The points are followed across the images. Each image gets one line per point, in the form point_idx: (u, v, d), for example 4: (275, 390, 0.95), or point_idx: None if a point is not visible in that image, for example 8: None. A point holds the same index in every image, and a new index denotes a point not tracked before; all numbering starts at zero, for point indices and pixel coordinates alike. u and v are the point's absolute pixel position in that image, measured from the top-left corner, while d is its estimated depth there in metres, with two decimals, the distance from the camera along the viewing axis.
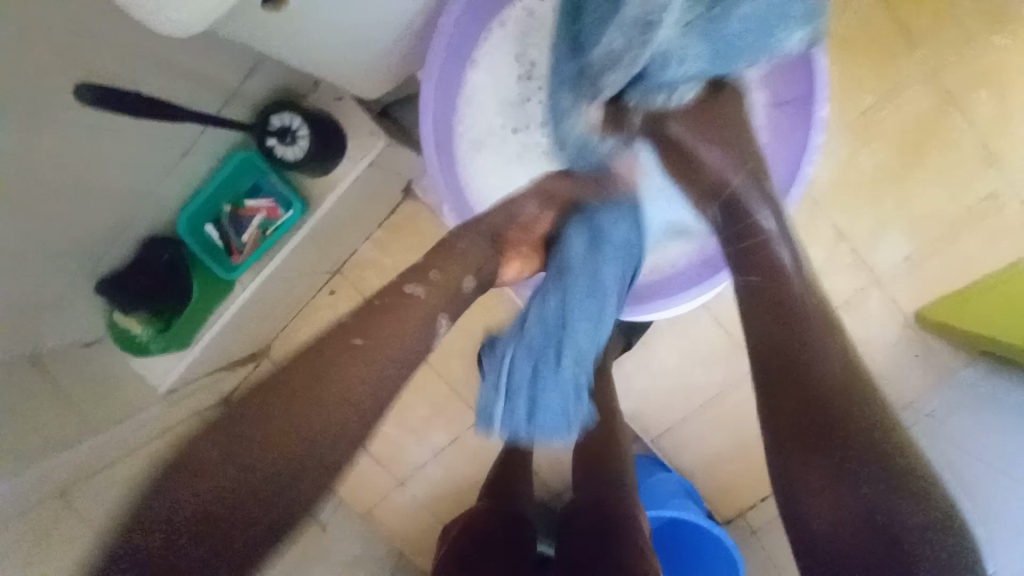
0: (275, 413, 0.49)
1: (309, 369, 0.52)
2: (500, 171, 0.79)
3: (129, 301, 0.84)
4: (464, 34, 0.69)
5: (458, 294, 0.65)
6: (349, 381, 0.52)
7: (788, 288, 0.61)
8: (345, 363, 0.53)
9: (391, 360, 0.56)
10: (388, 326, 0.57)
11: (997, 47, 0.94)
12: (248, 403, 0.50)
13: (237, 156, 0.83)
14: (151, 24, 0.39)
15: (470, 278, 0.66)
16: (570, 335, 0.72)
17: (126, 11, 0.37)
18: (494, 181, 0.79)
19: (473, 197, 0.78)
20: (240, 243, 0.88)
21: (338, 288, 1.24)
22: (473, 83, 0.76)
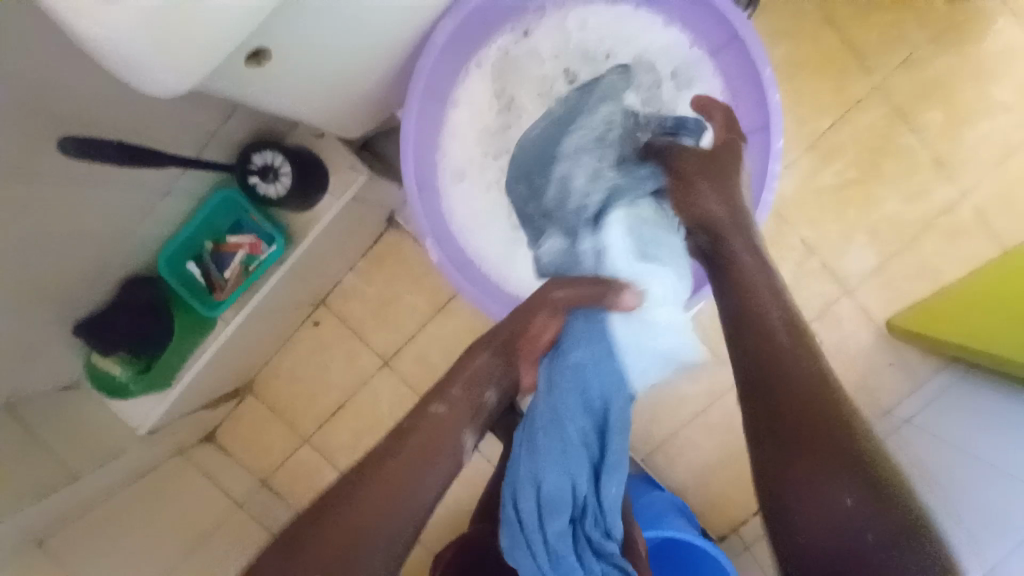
0: (317, 544, 0.52)
1: (345, 496, 0.55)
2: (483, 199, 0.80)
3: (108, 343, 0.83)
4: (445, 73, 0.72)
5: (480, 409, 0.66)
6: (381, 502, 0.55)
7: (768, 325, 0.59)
8: (377, 486, 0.56)
9: (423, 476, 0.58)
10: (413, 449, 0.60)
11: (938, 70, 1.02)
12: (294, 536, 0.53)
13: (219, 194, 0.84)
14: (142, 87, 0.40)
15: (491, 392, 0.67)
16: (575, 455, 0.65)
17: (115, 76, 0.38)
18: (476, 208, 0.80)
19: (455, 226, 0.79)
20: (222, 279, 0.88)
21: (322, 318, 1.23)
22: (452, 121, 0.78)
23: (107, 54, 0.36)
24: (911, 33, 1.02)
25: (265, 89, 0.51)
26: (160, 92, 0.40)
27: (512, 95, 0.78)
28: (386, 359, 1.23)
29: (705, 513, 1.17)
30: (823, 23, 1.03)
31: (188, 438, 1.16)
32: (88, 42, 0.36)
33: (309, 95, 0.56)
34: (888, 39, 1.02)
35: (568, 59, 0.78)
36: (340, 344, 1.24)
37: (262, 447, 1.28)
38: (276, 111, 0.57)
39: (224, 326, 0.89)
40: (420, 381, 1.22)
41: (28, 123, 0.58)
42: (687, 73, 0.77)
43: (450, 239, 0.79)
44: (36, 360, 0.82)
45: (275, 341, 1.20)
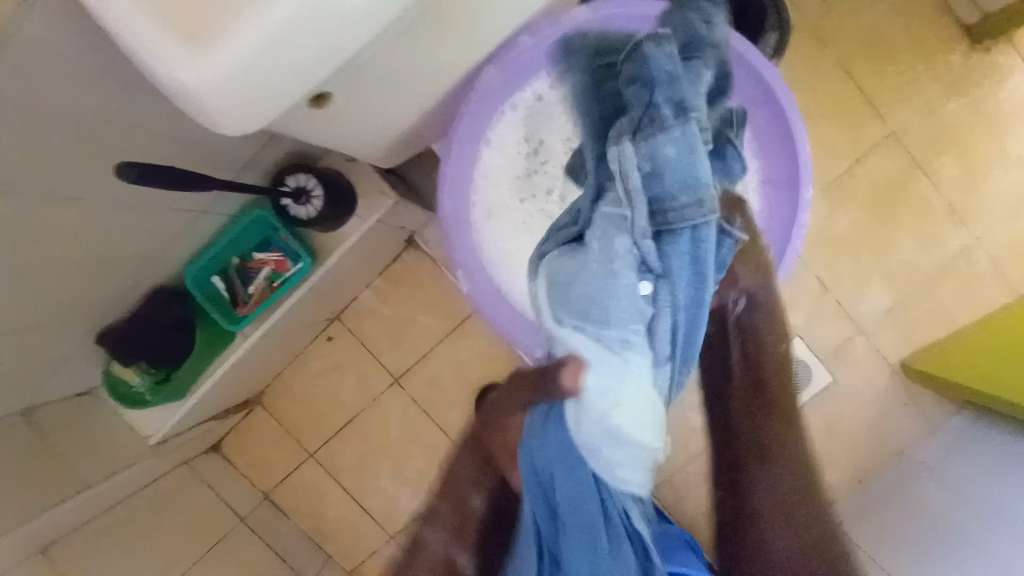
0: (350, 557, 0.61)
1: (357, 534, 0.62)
2: (515, 240, 0.78)
3: (131, 354, 0.84)
4: (479, 120, 0.73)
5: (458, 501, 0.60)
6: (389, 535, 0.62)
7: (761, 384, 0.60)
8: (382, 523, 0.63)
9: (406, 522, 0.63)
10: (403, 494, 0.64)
11: (954, 117, 1.04)
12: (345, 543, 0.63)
13: (250, 213, 0.85)
14: (220, 128, 0.41)
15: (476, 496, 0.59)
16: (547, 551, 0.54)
17: (198, 121, 0.40)
18: (506, 248, 0.78)
19: (490, 262, 0.78)
20: (246, 294, 0.89)
21: (336, 335, 1.24)
22: (487, 161, 0.78)
23: (197, 113, 0.40)
24: (927, 82, 1.04)
25: (325, 130, 0.53)
26: (237, 131, 0.41)
27: (542, 139, 0.77)
28: (398, 377, 1.23)
29: None
30: (842, 70, 1.05)
31: (195, 450, 1.16)
32: (182, 99, 0.39)
33: (364, 133, 0.58)
34: (905, 87, 1.05)
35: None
36: (352, 361, 1.24)
37: (268, 461, 1.27)
38: (333, 147, 0.60)
39: (243, 342, 0.91)
40: (431, 402, 1.22)
41: (82, 144, 0.60)
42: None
43: (479, 276, 0.79)
44: (57, 369, 0.82)
45: (288, 355, 1.20)
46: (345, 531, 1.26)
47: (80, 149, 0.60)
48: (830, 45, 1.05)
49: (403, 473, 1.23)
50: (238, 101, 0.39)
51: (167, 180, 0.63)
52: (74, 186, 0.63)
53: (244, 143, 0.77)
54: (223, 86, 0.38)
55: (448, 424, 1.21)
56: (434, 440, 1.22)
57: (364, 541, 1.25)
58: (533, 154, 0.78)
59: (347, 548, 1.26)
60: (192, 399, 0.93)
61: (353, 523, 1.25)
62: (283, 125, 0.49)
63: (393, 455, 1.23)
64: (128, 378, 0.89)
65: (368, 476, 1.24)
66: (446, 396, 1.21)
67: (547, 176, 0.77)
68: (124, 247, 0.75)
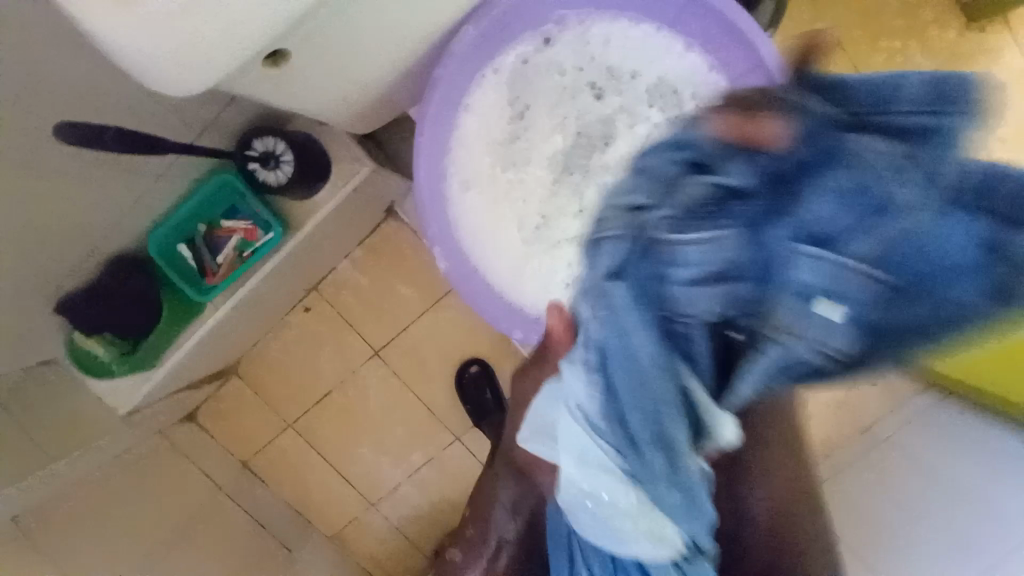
0: None
1: None
2: (492, 212, 0.76)
3: (92, 324, 0.80)
4: (455, 82, 0.68)
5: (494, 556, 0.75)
6: None
7: None
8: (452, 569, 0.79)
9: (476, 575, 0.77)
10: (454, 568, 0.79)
11: None
12: None
13: (215, 178, 0.81)
14: (159, 87, 0.38)
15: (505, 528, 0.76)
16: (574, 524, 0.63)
17: (137, 78, 0.38)
18: (481, 222, 0.76)
19: (464, 237, 0.75)
20: (214, 264, 0.85)
21: (313, 305, 1.21)
22: (466, 128, 0.73)
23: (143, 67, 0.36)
24: (918, 61, 1.02)
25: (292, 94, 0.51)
26: (177, 92, 0.39)
27: (527, 106, 0.73)
28: (376, 349, 1.22)
29: None
30: (835, 44, 1.03)
31: (169, 419, 1.15)
32: (120, 57, 0.36)
33: (333, 97, 0.56)
34: (896, 65, 1.03)
35: (594, 73, 0.73)
36: (330, 332, 1.22)
37: (245, 431, 1.26)
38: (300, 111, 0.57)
39: (213, 312, 0.88)
40: (410, 373, 1.21)
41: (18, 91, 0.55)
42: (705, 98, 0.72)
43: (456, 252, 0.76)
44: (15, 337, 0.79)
45: (265, 325, 1.17)
46: (325, 499, 1.27)
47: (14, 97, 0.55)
48: (824, 17, 1.02)
49: (383, 443, 1.24)
50: (172, 54, 0.36)
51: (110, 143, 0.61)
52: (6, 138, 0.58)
53: (205, 100, 0.72)
54: (167, 38, 0.35)
55: (428, 396, 1.22)
56: (414, 409, 1.22)
57: (344, 509, 1.27)
58: (515, 121, 0.74)
59: (326, 513, 1.27)
60: (162, 368, 0.90)
61: (333, 490, 1.26)
62: (236, 85, 0.45)
63: (373, 426, 1.23)
64: (91, 349, 0.85)
65: (349, 446, 1.25)
66: (427, 368, 1.21)
67: (530, 147, 0.75)
68: (79, 211, 0.71)
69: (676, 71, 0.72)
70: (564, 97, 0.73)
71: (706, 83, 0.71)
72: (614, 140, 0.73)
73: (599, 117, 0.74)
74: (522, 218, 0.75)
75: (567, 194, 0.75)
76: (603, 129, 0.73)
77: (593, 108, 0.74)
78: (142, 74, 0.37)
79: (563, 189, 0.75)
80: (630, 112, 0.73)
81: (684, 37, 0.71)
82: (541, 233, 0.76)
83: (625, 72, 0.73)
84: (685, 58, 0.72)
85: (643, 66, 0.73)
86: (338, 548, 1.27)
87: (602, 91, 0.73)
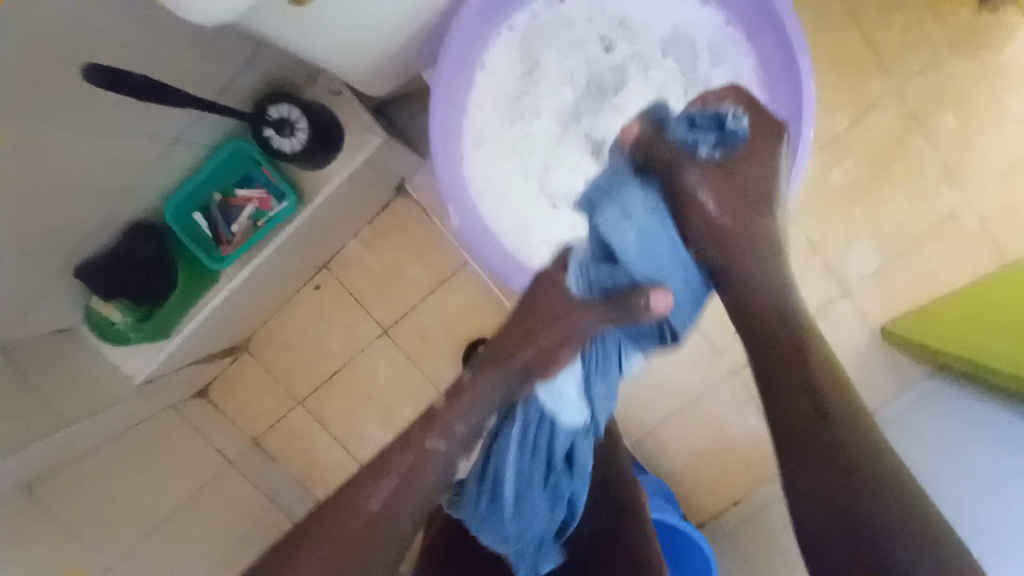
0: None
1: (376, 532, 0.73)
2: (502, 168, 0.77)
3: (110, 290, 0.82)
4: (471, 39, 0.69)
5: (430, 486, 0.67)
6: None
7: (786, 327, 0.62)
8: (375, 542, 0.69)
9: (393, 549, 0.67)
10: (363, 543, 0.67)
11: (955, 73, 1.02)
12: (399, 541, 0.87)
13: (230, 146, 0.82)
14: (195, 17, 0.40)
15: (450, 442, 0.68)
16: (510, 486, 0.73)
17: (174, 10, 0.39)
18: (493, 179, 0.76)
19: (476, 196, 0.76)
20: (228, 233, 0.86)
21: (323, 283, 1.23)
22: (478, 85, 0.74)
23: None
24: (934, 42, 1.01)
25: (305, 33, 0.51)
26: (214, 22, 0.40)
27: (539, 59, 0.74)
28: (384, 327, 1.23)
29: (689, 500, 1.20)
30: (849, 22, 1.02)
31: (182, 394, 1.16)
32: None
33: (341, 45, 0.55)
34: (911, 43, 1.02)
35: (605, 26, 0.74)
36: (339, 309, 1.23)
37: (255, 408, 1.28)
38: (317, 60, 0.57)
39: (227, 284, 0.89)
40: (418, 351, 1.22)
41: (37, 46, 0.56)
42: (718, 53, 0.73)
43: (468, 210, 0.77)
44: (34, 305, 0.80)
45: (275, 301, 1.19)
46: (332, 475, 1.28)
47: (33, 54, 0.56)
48: None
49: (391, 421, 1.25)
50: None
51: (141, 93, 0.63)
52: (25, 96, 0.59)
53: (219, 64, 0.73)
54: None
55: (435, 375, 1.22)
56: (420, 389, 1.23)
57: None
58: (528, 74, 0.74)
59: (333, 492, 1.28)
60: (178, 337, 0.91)
61: (339, 467, 1.28)
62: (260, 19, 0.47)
63: (380, 403, 1.25)
64: (109, 315, 0.87)
65: (357, 425, 1.26)
66: (434, 346, 1.22)
67: (538, 99, 0.75)
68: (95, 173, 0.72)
69: (687, 28, 0.73)
70: (573, 52, 0.74)
71: (717, 38, 0.73)
72: (625, 87, 0.74)
73: (608, 67, 0.74)
74: (530, 174, 0.77)
75: (573, 146, 0.76)
76: (611, 80, 0.74)
77: (604, 60, 0.74)
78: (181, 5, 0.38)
79: (573, 139, 0.76)
80: (642, 61, 0.74)
81: None
82: (546, 185, 0.77)
83: (637, 26, 0.74)
84: (696, 13, 0.73)
85: (653, 22, 0.74)
86: None
87: (612, 43, 0.74)
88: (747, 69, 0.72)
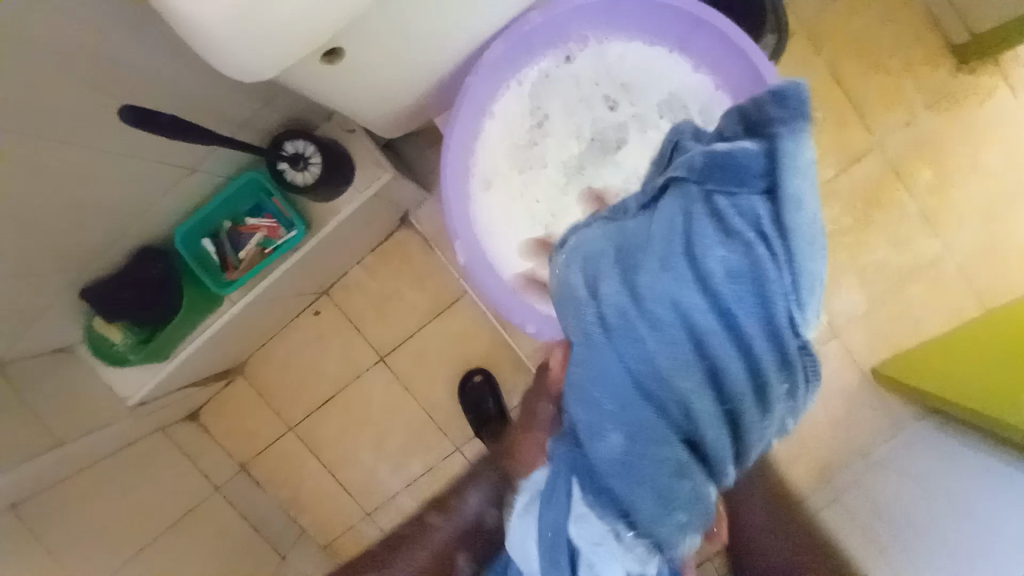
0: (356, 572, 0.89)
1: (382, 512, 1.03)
2: (507, 210, 0.79)
3: (115, 311, 0.83)
4: (482, 92, 0.73)
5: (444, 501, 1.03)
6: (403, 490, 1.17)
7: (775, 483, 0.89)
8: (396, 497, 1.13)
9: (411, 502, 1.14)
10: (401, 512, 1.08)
11: (934, 130, 1.08)
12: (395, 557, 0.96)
13: (244, 177, 0.85)
14: (241, 74, 0.43)
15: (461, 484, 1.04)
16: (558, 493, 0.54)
17: (223, 70, 0.42)
18: (497, 219, 0.79)
19: (480, 234, 0.79)
20: (236, 259, 0.88)
21: (323, 309, 1.24)
22: (487, 133, 0.78)
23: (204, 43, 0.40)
24: (914, 100, 1.08)
25: (330, 87, 0.54)
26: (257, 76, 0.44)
27: (545, 112, 0.78)
28: (382, 355, 1.23)
29: None
30: (833, 80, 1.09)
31: (173, 416, 1.16)
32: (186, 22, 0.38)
33: (360, 94, 0.58)
34: (892, 101, 1.09)
35: (608, 86, 0.78)
36: (337, 335, 1.24)
37: (248, 432, 1.27)
38: (345, 109, 0.61)
39: (230, 307, 0.92)
40: (414, 379, 1.23)
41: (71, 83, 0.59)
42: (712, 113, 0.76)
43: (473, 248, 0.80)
44: (37, 323, 0.82)
45: (274, 326, 1.20)
46: (320, 504, 1.26)
47: (65, 88, 0.60)
48: (824, 54, 1.09)
49: (383, 450, 1.24)
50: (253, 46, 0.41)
51: (166, 127, 0.64)
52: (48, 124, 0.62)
53: (240, 101, 0.77)
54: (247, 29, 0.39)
55: (430, 404, 1.22)
56: (416, 417, 1.23)
57: (338, 517, 1.26)
58: (535, 126, 0.79)
59: (321, 521, 1.26)
60: (179, 357, 0.93)
61: (328, 496, 1.26)
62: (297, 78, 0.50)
63: (373, 431, 1.24)
64: (110, 336, 0.87)
65: (349, 453, 1.25)
66: (430, 375, 1.22)
67: (544, 148, 0.79)
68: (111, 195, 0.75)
69: (685, 89, 0.77)
70: (578, 107, 0.78)
71: (713, 99, 0.76)
72: (626, 141, 0.77)
73: (611, 125, 0.78)
74: (534, 216, 0.79)
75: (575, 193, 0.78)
76: (614, 134, 0.78)
77: (607, 118, 0.78)
78: (229, 64, 0.42)
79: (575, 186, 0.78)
80: (641, 119, 0.78)
81: (694, 57, 0.77)
82: (551, 229, 0.79)
83: (638, 85, 0.78)
84: (693, 77, 0.77)
85: (653, 82, 0.78)
86: (330, 556, 1.26)
87: (615, 101, 0.78)
88: None
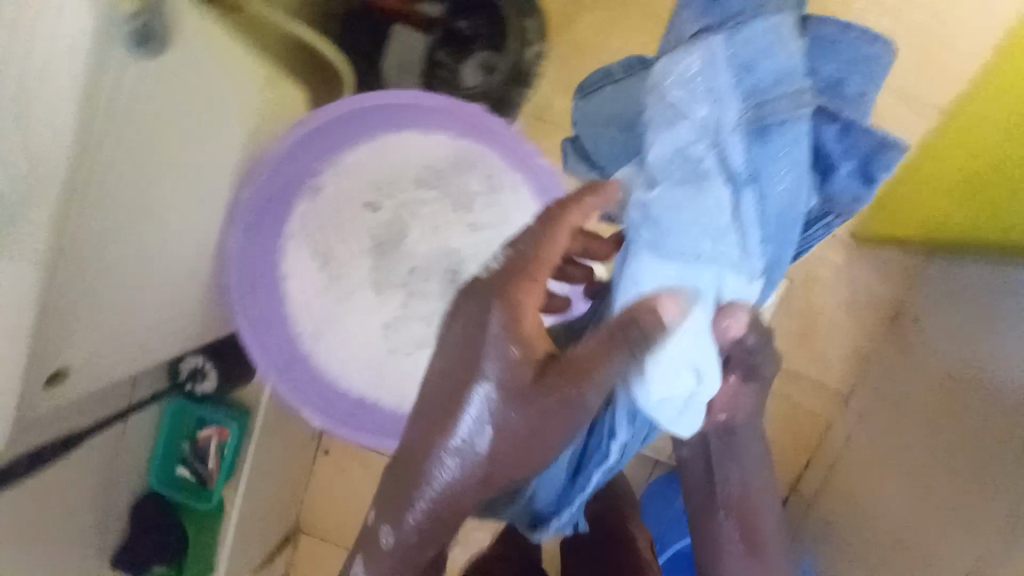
0: None
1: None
2: (352, 344, 0.81)
3: (140, 565, 0.90)
4: (250, 263, 0.76)
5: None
6: None
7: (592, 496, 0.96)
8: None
9: None
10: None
11: None
12: None
13: (169, 409, 0.93)
14: None
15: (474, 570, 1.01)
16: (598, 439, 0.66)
17: None
18: (344, 359, 0.80)
19: (336, 383, 0.79)
20: (209, 470, 0.95)
21: (330, 446, 1.29)
22: (287, 294, 0.79)
23: None
24: None
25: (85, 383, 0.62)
26: None
27: (326, 248, 0.80)
28: None
29: None
30: None
31: None
32: None
33: (138, 324, 0.66)
34: None
35: (362, 192, 0.80)
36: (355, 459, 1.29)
37: None
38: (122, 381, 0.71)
39: (232, 507, 0.97)
40: None
41: None
42: (465, 159, 0.79)
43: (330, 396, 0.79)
44: None
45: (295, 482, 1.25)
46: None
47: None
48: None
49: None
50: None
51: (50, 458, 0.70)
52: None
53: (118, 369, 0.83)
54: None
55: None
56: None
57: None
58: (323, 264, 0.80)
59: None
60: (218, 567, 0.97)
61: None
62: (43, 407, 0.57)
63: None
64: None
65: None
66: None
67: (346, 276, 0.81)
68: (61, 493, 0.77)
69: (427, 153, 0.79)
70: (348, 224, 0.80)
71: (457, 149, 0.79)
72: (407, 231, 0.81)
73: (382, 225, 0.80)
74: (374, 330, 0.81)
75: (391, 294, 0.81)
76: (389, 230, 0.80)
77: (374, 221, 0.80)
78: None
79: (381, 287, 0.81)
80: (407, 204, 0.80)
81: (423, 126, 0.79)
82: (392, 338, 0.81)
83: (382, 172, 0.79)
84: (425, 140, 0.79)
85: (395, 168, 0.80)
86: None
87: (374, 203, 0.80)
88: (496, 162, 0.79)
